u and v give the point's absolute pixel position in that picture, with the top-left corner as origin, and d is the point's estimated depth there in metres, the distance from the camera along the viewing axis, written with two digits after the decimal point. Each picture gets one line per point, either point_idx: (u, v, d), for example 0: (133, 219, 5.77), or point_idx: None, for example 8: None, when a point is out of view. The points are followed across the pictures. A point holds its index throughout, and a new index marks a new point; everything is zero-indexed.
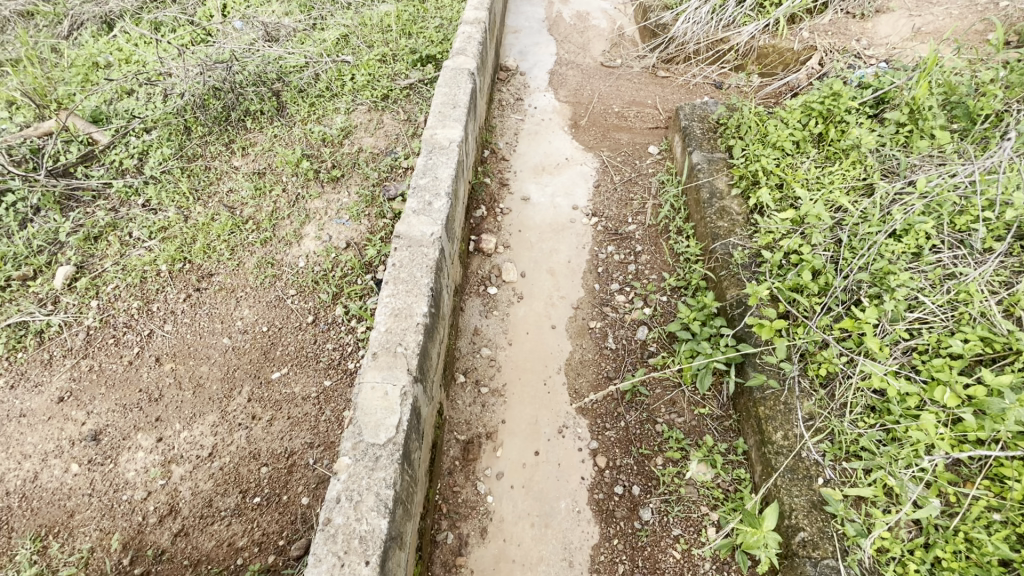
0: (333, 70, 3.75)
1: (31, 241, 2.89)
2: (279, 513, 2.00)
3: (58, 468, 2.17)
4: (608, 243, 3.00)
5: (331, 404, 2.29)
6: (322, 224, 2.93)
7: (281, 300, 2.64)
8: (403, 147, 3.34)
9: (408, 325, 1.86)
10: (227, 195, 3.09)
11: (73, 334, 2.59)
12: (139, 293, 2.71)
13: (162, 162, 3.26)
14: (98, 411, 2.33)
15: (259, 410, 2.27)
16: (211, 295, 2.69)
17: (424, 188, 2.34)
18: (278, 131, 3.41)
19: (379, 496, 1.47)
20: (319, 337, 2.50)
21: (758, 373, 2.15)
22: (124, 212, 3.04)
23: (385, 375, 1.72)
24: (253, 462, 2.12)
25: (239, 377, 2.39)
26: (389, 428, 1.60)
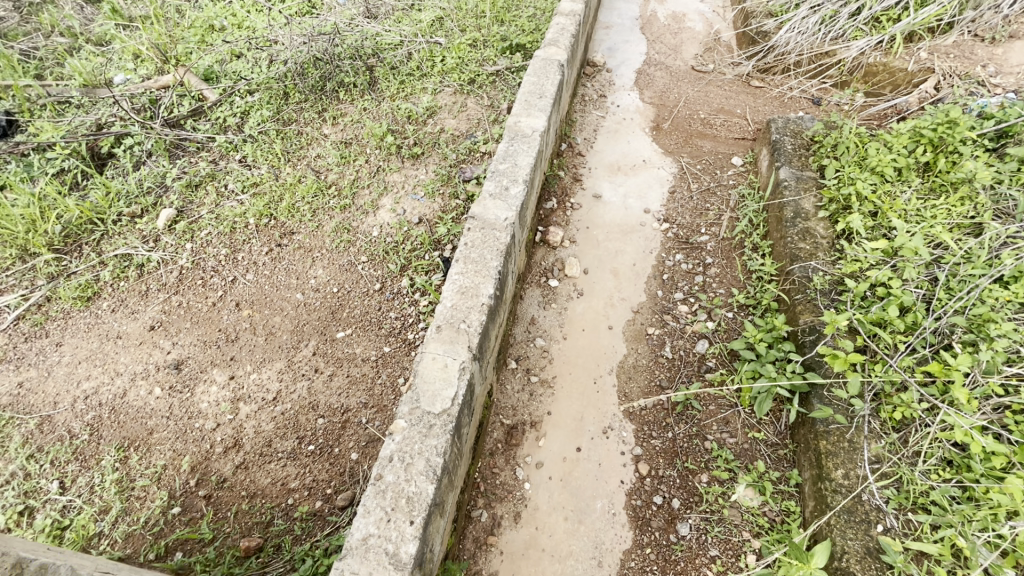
0: (426, 51, 3.85)
1: (142, 183, 3.18)
2: (330, 463, 2.12)
3: (143, 389, 2.39)
4: (677, 251, 2.93)
5: (388, 369, 2.38)
6: (398, 198, 3.04)
7: (352, 265, 2.77)
8: (483, 131, 3.38)
9: (473, 303, 1.90)
10: (314, 160, 3.26)
11: (168, 271, 2.83)
12: (227, 242, 2.92)
13: (260, 123, 3.48)
14: (182, 343, 2.54)
15: (322, 364, 2.40)
16: (290, 252, 2.85)
17: (503, 174, 2.37)
18: (367, 104, 3.55)
19: (429, 461, 1.52)
20: (383, 305, 2.60)
21: (824, 406, 2.04)
22: (223, 165, 3.28)
23: (447, 348, 1.77)
24: (311, 412, 2.25)
25: (307, 331, 2.53)
26: (446, 399, 1.65)
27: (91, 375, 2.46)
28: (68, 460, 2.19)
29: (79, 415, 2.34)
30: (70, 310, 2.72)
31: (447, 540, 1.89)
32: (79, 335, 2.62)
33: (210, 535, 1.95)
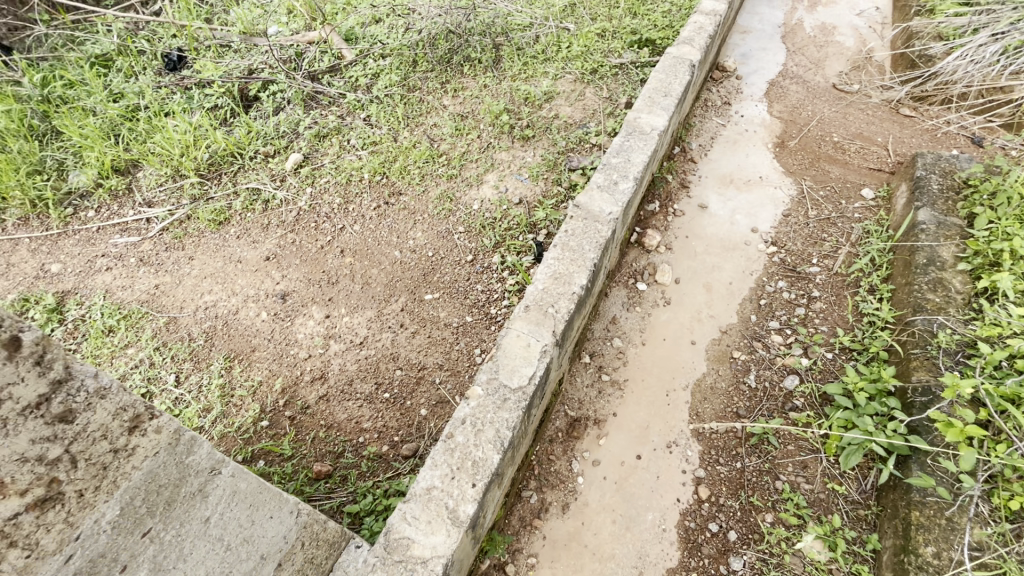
0: (553, 36, 3.86)
1: (279, 127, 3.49)
2: (400, 413, 2.24)
3: (253, 310, 2.66)
4: (780, 278, 2.74)
5: (466, 338, 2.46)
6: (503, 176, 3.10)
7: (449, 234, 2.87)
8: (597, 122, 3.34)
9: (564, 290, 1.91)
10: (430, 129, 3.40)
11: (288, 209, 3.10)
12: (341, 193, 3.14)
13: (388, 87, 3.67)
14: (290, 277, 2.78)
15: (407, 321, 2.53)
16: (395, 212, 3.01)
17: (615, 167, 2.34)
18: (488, 81, 3.63)
19: (498, 432, 1.57)
20: (472, 276, 2.68)
21: (924, 474, 1.85)
22: (349, 121, 3.50)
23: (532, 329, 1.80)
24: (391, 362, 2.39)
25: (399, 288, 2.67)
26: (523, 377, 1.68)
27: (212, 290, 2.77)
28: (184, 359, 2.50)
29: (198, 323, 2.65)
30: (204, 230, 3.06)
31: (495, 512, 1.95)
32: (208, 253, 2.95)
33: (289, 452, 2.14)
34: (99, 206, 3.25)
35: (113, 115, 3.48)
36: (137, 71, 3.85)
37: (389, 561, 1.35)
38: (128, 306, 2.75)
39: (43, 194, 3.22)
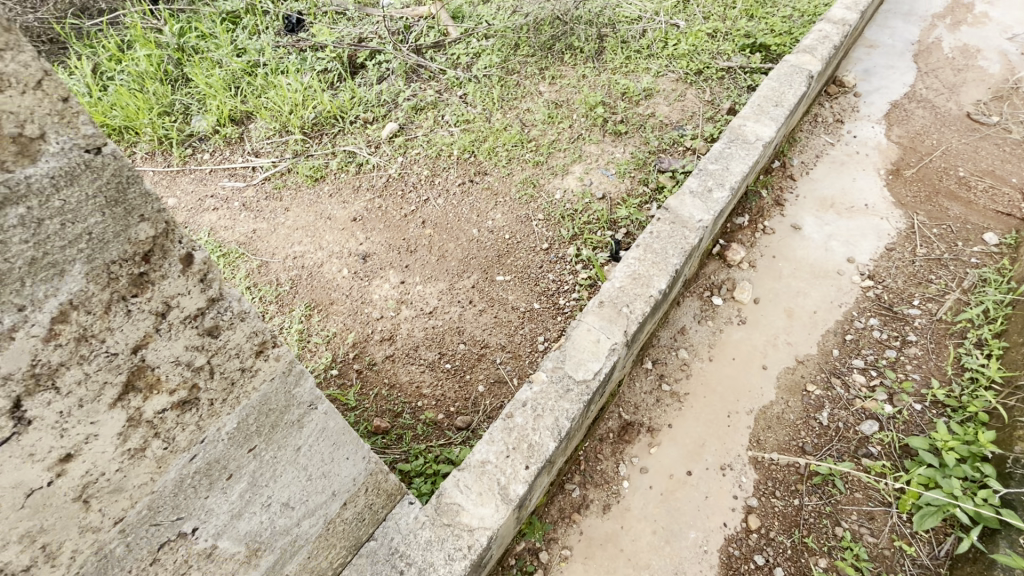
0: (661, 31, 3.74)
1: (380, 96, 3.64)
2: (459, 386, 2.30)
3: (335, 266, 2.81)
4: (873, 314, 2.54)
5: (531, 324, 2.48)
6: (589, 169, 3.06)
7: (528, 220, 2.89)
8: (694, 125, 3.21)
9: (641, 292, 1.87)
10: (523, 113, 3.40)
11: (379, 175, 3.24)
12: (430, 166, 3.23)
13: (487, 67, 3.71)
14: (372, 240, 2.91)
15: (476, 298, 2.58)
16: (478, 191, 3.06)
17: (711, 174, 2.25)
18: (587, 72, 3.58)
19: (557, 421, 1.57)
20: (545, 265, 2.69)
21: (1013, 553, 1.68)
22: (446, 97, 3.58)
23: (603, 325, 1.78)
24: (455, 335, 2.45)
25: (473, 265, 2.73)
26: (589, 371, 1.68)
27: (302, 241, 2.96)
28: (270, 301, 2.69)
29: (287, 270, 2.84)
30: (301, 185, 3.26)
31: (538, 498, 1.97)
32: (302, 207, 3.14)
33: (353, 403, 2.27)
34: (214, 150, 3.55)
35: (236, 68, 3.76)
36: (261, 29, 4.13)
37: (438, 521, 1.40)
38: (228, 245, 2.99)
39: (169, 134, 3.56)
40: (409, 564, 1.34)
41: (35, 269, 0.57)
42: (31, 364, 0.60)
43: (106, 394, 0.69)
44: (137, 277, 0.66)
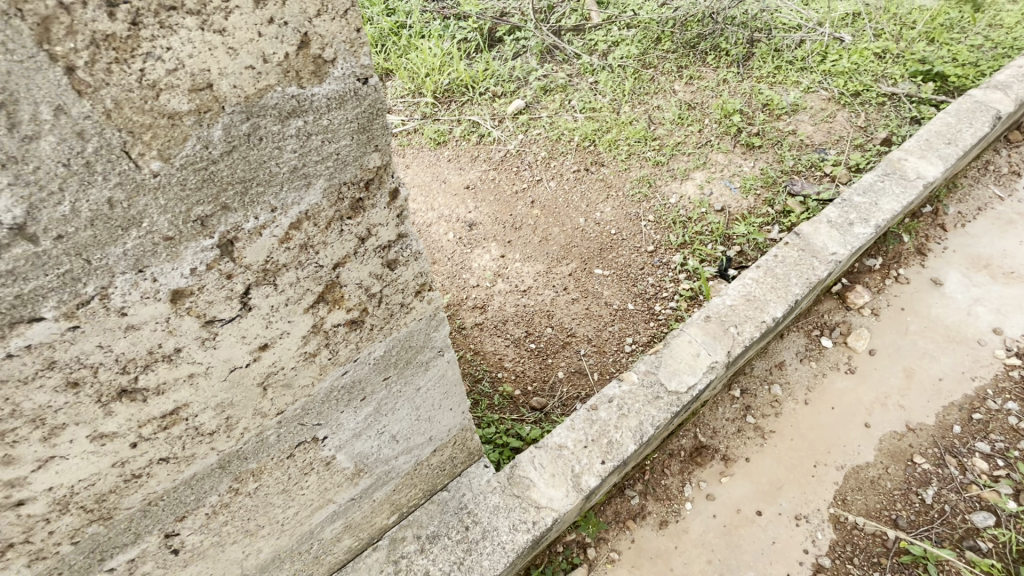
0: (821, 44, 3.43)
1: (512, 72, 3.66)
2: (539, 367, 2.32)
3: (442, 229, 2.92)
4: (1014, 398, 2.02)
5: (621, 323, 2.43)
6: (711, 177, 2.91)
7: (638, 219, 2.81)
8: (839, 150, 2.94)
9: (753, 315, 1.78)
10: (653, 110, 3.28)
11: (498, 149, 3.29)
12: (548, 147, 3.23)
13: (624, 57, 3.61)
14: (481, 210, 3.00)
15: (571, 287, 2.58)
16: (592, 180, 3.02)
17: (856, 207, 2.07)
18: (729, 76, 3.38)
19: (641, 425, 1.55)
20: (646, 267, 2.62)
21: None
22: (577, 82, 3.54)
23: (707, 340, 1.71)
24: (544, 318, 2.47)
25: (574, 253, 2.72)
26: (682, 383, 1.63)
27: (416, 200, 3.10)
28: None
29: None
30: (424, 146, 3.40)
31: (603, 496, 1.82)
32: (422, 167, 3.28)
33: None
34: None
35: (385, 27, 3.95)
36: None
37: (507, 491, 1.43)
38: None
39: None
40: (475, 523, 1.38)
41: (288, 179, 0.48)
42: (265, 259, 0.53)
43: (305, 300, 0.60)
44: (356, 202, 0.56)
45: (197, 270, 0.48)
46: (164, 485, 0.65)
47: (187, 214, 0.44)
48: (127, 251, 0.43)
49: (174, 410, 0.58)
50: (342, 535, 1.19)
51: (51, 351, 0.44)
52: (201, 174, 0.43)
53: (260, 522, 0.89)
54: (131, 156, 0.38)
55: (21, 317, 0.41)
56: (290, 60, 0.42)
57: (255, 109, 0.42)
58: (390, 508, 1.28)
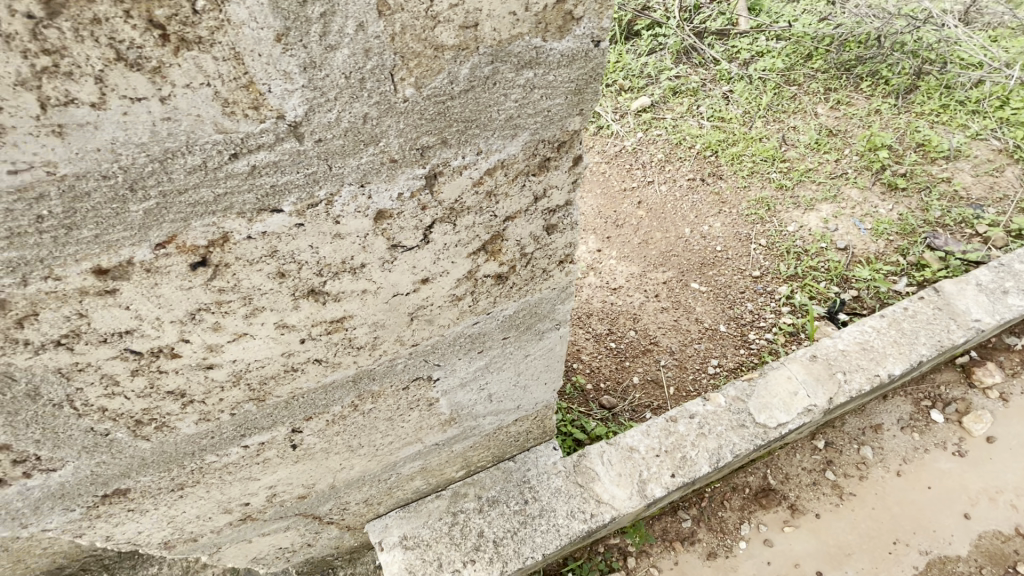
0: (1004, 88, 2.96)
1: (643, 67, 3.43)
2: (615, 367, 2.24)
3: None
4: None
5: (708, 343, 2.28)
6: (839, 212, 2.61)
7: (748, 240, 2.60)
8: (999, 208, 2.59)
9: (866, 366, 1.64)
10: (788, 130, 2.97)
11: (614, 144, 3.17)
12: (666, 150, 3.04)
13: (766, 70, 3.28)
14: (586, 201, 2.95)
15: (663, 295, 2.47)
16: (705, 193, 2.83)
17: (1014, 274, 1.84)
18: (883, 107, 2.99)
19: (720, 450, 1.49)
20: (747, 292, 2.43)
21: None
22: (710, 88, 3.25)
23: (808, 380, 1.60)
24: (630, 321, 2.38)
25: (672, 263, 2.59)
26: (772, 418, 1.54)
27: None
28: None
29: None
30: None
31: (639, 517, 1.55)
32: None
33: None
34: None
35: None
36: None
37: (572, 477, 1.43)
38: None
39: None
40: (535, 498, 1.40)
41: (501, 127, 0.51)
42: (455, 198, 0.56)
43: (470, 245, 0.63)
44: (544, 161, 0.58)
45: (401, 196, 0.53)
46: (310, 384, 0.72)
47: (413, 141, 0.48)
48: (360, 165, 0.48)
49: (340, 319, 0.63)
50: (416, 476, 1.25)
51: (277, 241, 0.50)
52: (438, 107, 0.46)
53: (362, 442, 0.97)
54: (394, 79, 0.42)
55: (266, 205, 0.47)
56: (546, 12, 0.43)
57: (501, 53, 0.44)
58: (461, 462, 1.33)
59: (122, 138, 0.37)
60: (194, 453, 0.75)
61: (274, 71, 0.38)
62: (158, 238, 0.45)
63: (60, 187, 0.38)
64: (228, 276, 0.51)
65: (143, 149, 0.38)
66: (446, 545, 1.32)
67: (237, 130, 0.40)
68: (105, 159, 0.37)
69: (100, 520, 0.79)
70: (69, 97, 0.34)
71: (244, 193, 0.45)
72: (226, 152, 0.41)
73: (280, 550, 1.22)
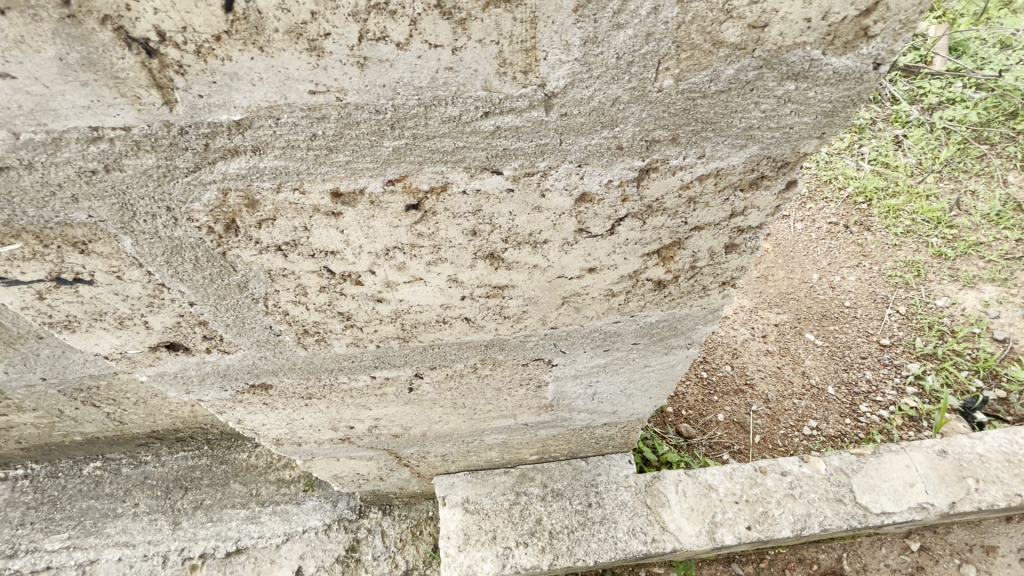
0: None
1: None
2: (700, 399, 1.89)
3: None
4: None
5: (811, 403, 1.91)
6: (1005, 300, 2.12)
7: (884, 303, 2.18)
8: None
9: (1005, 481, 1.43)
10: (965, 194, 2.45)
11: None
12: (811, 185, 2.65)
13: (953, 119, 2.69)
14: None
15: (771, 336, 2.10)
16: (846, 240, 2.41)
17: None
18: None
19: (807, 518, 1.35)
20: (868, 358, 2.03)
21: None
22: (880, 127, 2.75)
23: (929, 475, 1.41)
24: (727, 354, 2.02)
25: (790, 306, 2.21)
26: (876, 503, 1.38)
27: None
28: None
29: None
30: None
31: (687, 557, 1.41)
32: None
33: None
34: None
35: None
36: None
37: (641, 496, 1.37)
38: None
39: None
40: (598, 505, 1.35)
41: (735, 136, 0.48)
42: (657, 197, 0.55)
43: (647, 246, 0.62)
44: (757, 178, 0.55)
45: (609, 183, 0.52)
46: (451, 337, 0.75)
47: (647, 132, 0.47)
48: (588, 146, 0.47)
49: (502, 286, 0.65)
50: (495, 447, 1.28)
51: (485, 201, 0.52)
52: (686, 102, 0.44)
53: (467, 402, 1.00)
54: (659, 68, 0.41)
55: (491, 166, 0.48)
56: (842, 25, 0.40)
57: (774, 60, 0.42)
58: (536, 447, 1.33)
59: (407, 79, 0.39)
60: (333, 370, 0.81)
61: (558, 40, 0.38)
62: (393, 174, 0.47)
63: (340, 113, 0.41)
64: (431, 224, 0.54)
65: (418, 93, 0.41)
66: (504, 521, 1.33)
67: (501, 91, 0.41)
68: (386, 95, 0.40)
69: (240, 404, 0.89)
70: (383, 34, 0.36)
71: (477, 151, 0.46)
72: (481, 109, 0.43)
73: (356, 476, 1.30)
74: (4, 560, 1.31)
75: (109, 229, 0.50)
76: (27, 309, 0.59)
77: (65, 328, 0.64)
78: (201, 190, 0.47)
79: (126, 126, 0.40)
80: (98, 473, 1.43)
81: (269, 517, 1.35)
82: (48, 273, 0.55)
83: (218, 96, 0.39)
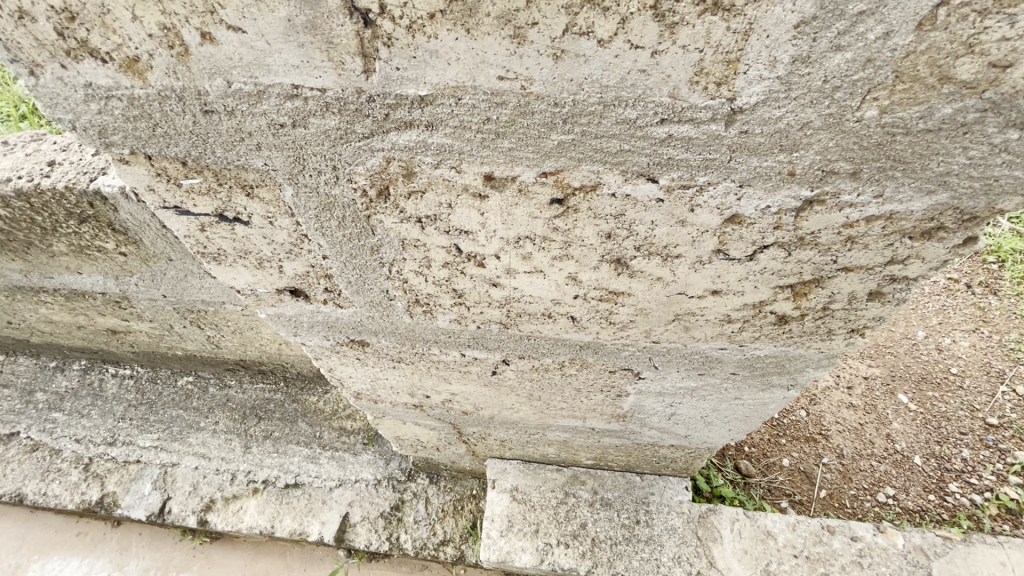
0: None
1: None
2: (766, 439, 1.73)
3: None
4: None
5: (892, 469, 1.70)
6: None
7: (999, 378, 1.93)
8: None
9: None
10: None
11: None
12: None
13: None
14: None
15: (858, 389, 1.90)
16: (965, 302, 2.16)
17: None
18: None
19: None
20: (968, 436, 1.79)
21: None
22: None
23: None
24: (805, 398, 1.85)
25: (885, 360, 2.00)
26: None
27: None
28: None
29: None
30: None
31: None
32: None
33: None
34: None
35: None
36: None
37: (692, 525, 1.29)
38: None
39: None
40: (648, 525, 1.30)
41: (927, 180, 0.44)
42: (813, 231, 0.51)
43: (784, 279, 0.58)
44: (932, 228, 0.50)
45: (766, 210, 0.49)
46: (550, 332, 0.75)
47: (828, 163, 0.44)
48: (759, 167, 0.45)
49: (619, 292, 0.64)
50: (553, 444, 1.27)
51: (631, 207, 0.51)
52: (883, 137, 0.41)
53: (542, 396, 1.00)
54: (866, 97, 0.38)
55: (649, 173, 0.47)
56: None
57: (1005, 104, 0.38)
58: (593, 453, 1.31)
59: (597, 76, 0.39)
60: (429, 341, 0.84)
61: (766, 55, 0.37)
62: (549, 168, 0.47)
63: (520, 101, 0.42)
64: (569, 220, 0.53)
65: (602, 91, 0.40)
66: (549, 517, 1.31)
67: (687, 100, 0.40)
68: (570, 89, 0.40)
69: (336, 354, 0.94)
70: (589, 29, 0.37)
71: (641, 156, 0.45)
72: (659, 116, 0.41)
73: (416, 442, 1.35)
74: (105, 446, 1.48)
75: (277, 177, 0.53)
76: (188, 237, 0.66)
77: (213, 259, 0.70)
78: (368, 155, 0.49)
79: (323, 89, 0.43)
80: (189, 387, 1.57)
81: (327, 460, 1.43)
82: (214, 208, 0.60)
83: (412, 71, 0.41)
